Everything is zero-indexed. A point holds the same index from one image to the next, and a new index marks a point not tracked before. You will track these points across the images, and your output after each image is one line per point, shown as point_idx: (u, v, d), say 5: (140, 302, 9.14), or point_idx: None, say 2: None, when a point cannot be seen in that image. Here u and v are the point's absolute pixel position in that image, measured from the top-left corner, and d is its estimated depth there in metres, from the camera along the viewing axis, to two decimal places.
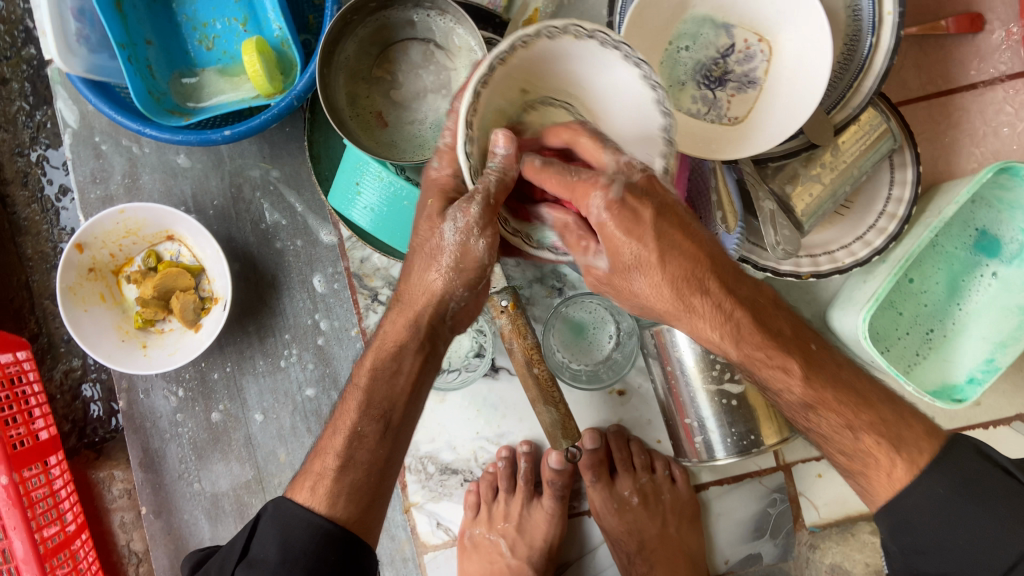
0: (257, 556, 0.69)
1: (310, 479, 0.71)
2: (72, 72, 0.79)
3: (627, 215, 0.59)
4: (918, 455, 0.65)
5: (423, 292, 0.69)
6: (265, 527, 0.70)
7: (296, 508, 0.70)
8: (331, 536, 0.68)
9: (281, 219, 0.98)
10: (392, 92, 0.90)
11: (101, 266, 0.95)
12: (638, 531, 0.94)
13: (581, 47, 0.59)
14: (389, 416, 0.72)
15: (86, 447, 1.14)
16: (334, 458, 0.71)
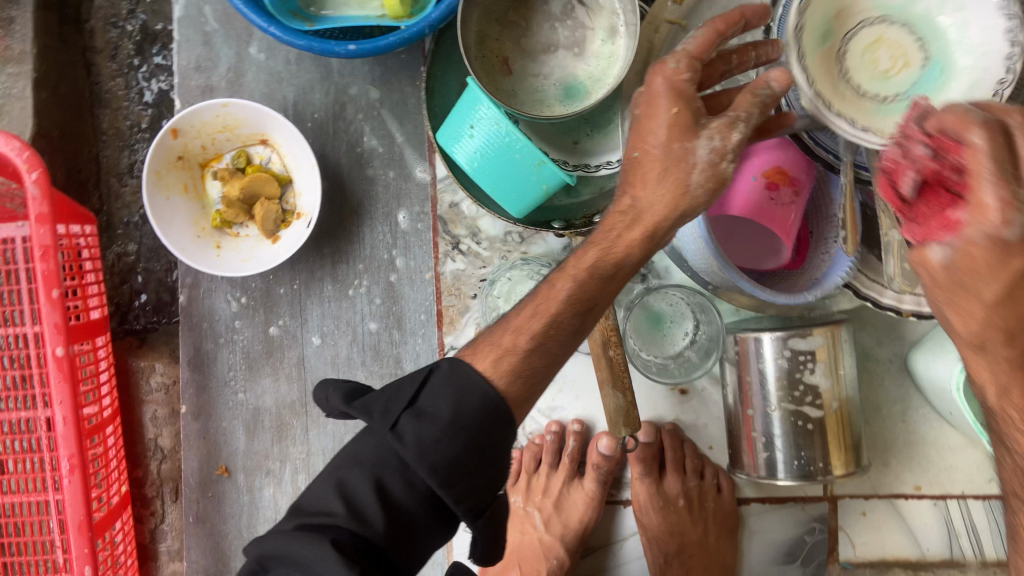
0: (425, 409, 0.57)
1: (494, 350, 0.61)
2: None
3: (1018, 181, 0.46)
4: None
5: (666, 199, 0.61)
6: (436, 382, 0.59)
7: (474, 372, 0.59)
8: (498, 412, 0.58)
9: (378, 146, 0.95)
10: (522, 40, 0.87)
11: (190, 156, 0.93)
12: (679, 533, 0.92)
13: (877, 26, 0.64)
14: (588, 316, 0.63)
15: (129, 334, 1.13)
16: (525, 337, 0.61)
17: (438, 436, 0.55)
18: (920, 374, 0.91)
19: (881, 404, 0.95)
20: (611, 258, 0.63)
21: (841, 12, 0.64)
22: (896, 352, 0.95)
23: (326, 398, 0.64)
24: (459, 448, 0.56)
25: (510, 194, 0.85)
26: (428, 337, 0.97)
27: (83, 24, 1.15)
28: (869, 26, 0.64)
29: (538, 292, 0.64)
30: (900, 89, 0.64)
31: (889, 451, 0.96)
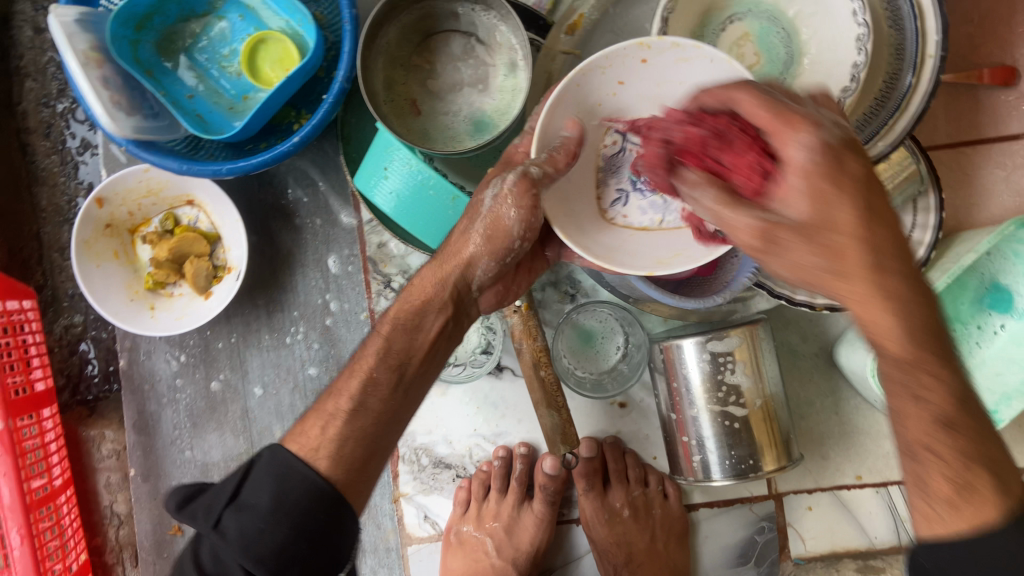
0: (247, 501, 0.62)
1: (322, 418, 0.69)
2: (118, 127, 0.82)
3: (832, 162, 0.52)
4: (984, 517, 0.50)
5: (454, 258, 0.73)
6: (258, 474, 0.63)
7: (295, 459, 0.64)
8: (322, 495, 0.63)
9: (303, 196, 0.97)
10: (428, 82, 0.91)
11: (118, 224, 0.96)
12: (627, 543, 0.94)
13: (742, 34, 0.79)
14: (403, 369, 0.72)
15: (78, 405, 1.11)
16: (346, 400, 0.70)
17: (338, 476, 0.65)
18: (843, 366, 0.93)
19: (813, 399, 0.98)
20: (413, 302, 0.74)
21: (713, 11, 0.78)
22: (823, 345, 0.97)
23: (166, 505, 0.68)
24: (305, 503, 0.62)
25: (428, 229, 0.87)
26: None
27: (14, 107, 1.12)
28: (735, 24, 0.78)
29: (354, 362, 0.73)
30: None
31: (825, 444, 0.98)
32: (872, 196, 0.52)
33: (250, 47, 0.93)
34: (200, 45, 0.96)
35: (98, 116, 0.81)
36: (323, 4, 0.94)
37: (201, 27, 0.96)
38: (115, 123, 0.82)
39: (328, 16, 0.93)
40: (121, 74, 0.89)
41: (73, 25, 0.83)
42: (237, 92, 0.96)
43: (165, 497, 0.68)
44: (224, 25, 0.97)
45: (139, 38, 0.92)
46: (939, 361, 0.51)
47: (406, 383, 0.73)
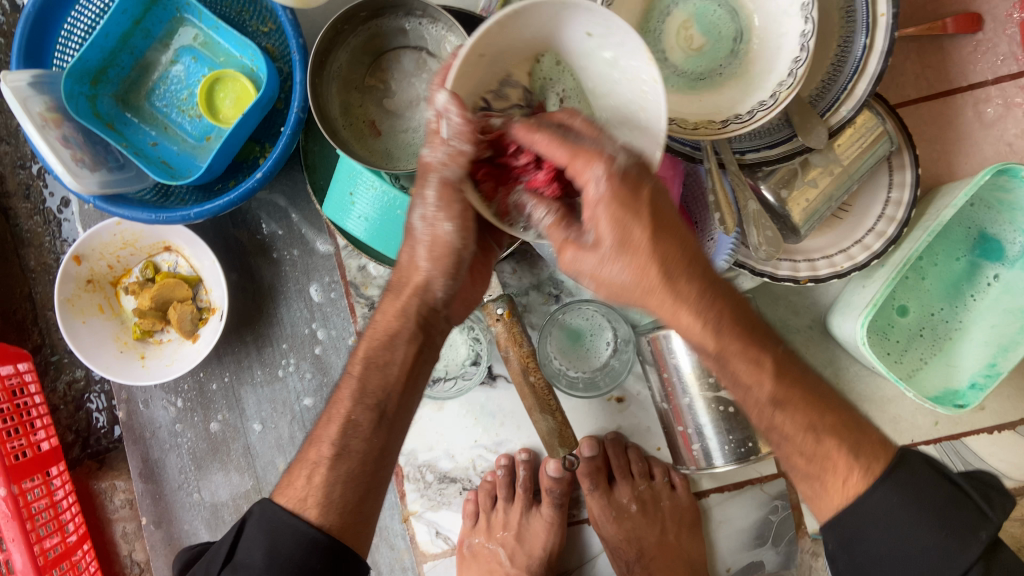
0: (242, 561, 0.65)
1: (306, 467, 0.69)
2: (84, 186, 0.82)
3: (627, 189, 0.55)
4: (873, 461, 0.62)
5: (408, 283, 0.69)
6: (252, 532, 0.66)
7: (284, 514, 0.66)
8: (319, 545, 0.65)
9: (278, 229, 0.97)
10: (385, 101, 0.91)
11: (99, 278, 0.97)
12: (637, 538, 0.94)
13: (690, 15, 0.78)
14: (384, 405, 0.70)
15: (89, 457, 1.11)
16: (328, 446, 0.69)
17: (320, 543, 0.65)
18: (836, 335, 0.91)
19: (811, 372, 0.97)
20: (381, 338, 0.70)
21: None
22: (816, 317, 0.96)
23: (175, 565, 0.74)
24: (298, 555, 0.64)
25: (403, 249, 0.85)
26: None
27: None
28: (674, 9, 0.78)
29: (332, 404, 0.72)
30: (707, 66, 0.78)
31: None
32: (661, 217, 0.56)
33: (206, 87, 0.93)
34: (158, 92, 0.97)
35: (60, 176, 0.81)
36: (274, 36, 0.94)
37: (158, 74, 0.97)
38: (79, 181, 0.82)
39: (279, 47, 0.94)
40: (82, 131, 0.89)
41: (27, 89, 0.83)
42: (200, 134, 0.96)
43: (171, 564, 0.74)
44: (179, 69, 0.96)
45: (97, 92, 0.93)
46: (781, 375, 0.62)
47: (390, 419, 0.71)
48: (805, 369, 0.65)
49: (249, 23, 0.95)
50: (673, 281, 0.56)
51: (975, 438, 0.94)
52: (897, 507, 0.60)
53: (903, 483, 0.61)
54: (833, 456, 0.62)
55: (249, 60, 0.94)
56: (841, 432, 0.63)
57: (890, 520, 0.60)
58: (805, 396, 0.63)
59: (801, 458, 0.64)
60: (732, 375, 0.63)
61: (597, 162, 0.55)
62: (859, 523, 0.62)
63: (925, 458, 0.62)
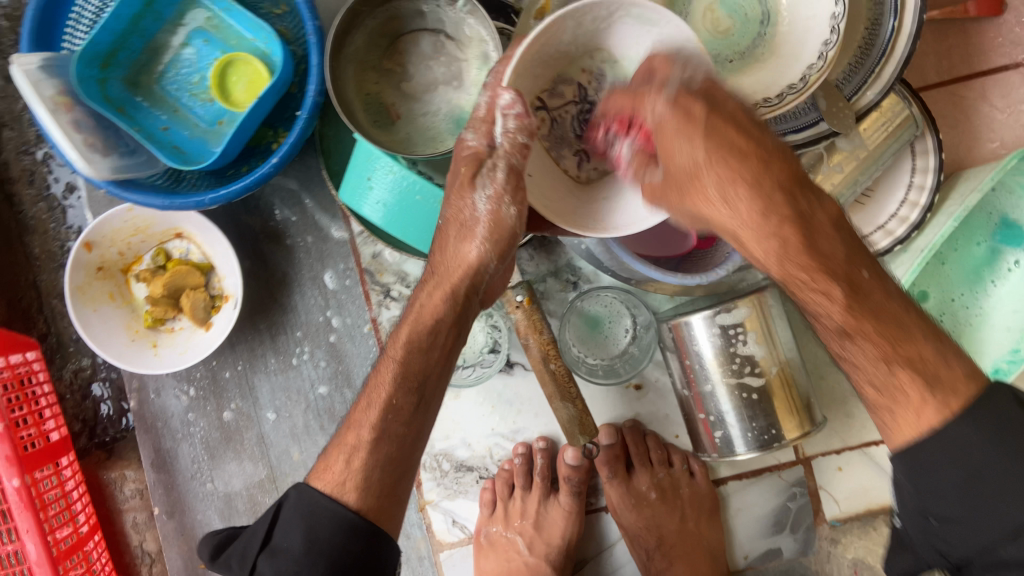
0: (280, 545, 0.63)
1: (343, 450, 0.67)
2: (98, 172, 0.81)
3: (682, 114, 0.60)
4: (950, 395, 0.56)
5: (458, 265, 0.70)
6: (288, 516, 0.64)
7: (319, 495, 0.64)
8: (356, 529, 0.63)
9: (291, 215, 0.96)
10: (401, 84, 0.89)
11: (110, 265, 0.95)
12: (657, 526, 0.94)
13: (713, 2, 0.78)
14: (423, 389, 0.69)
15: (97, 447, 1.10)
16: (368, 430, 0.67)
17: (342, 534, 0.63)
18: None
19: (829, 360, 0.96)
20: (426, 322, 0.69)
21: None
22: None
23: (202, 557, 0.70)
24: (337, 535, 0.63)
25: (424, 237, 0.84)
26: None
27: None
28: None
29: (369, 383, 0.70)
30: (732, 51, 0.77)
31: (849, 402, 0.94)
32: (720, 118, 0.59)
33: (219, 70, 0.91)
34: (168, 75, 0.95)
35: (73, 161, 0.79)
36: (287, 19, 0.92)
37: (168, 57, 0.95)
38: (92, 165, 0.81)
39: (293, 30, 0.92)
40: (93, 115, 0.87)
41: (38, 72, 0.81)
42: (211, 118, 0.95)
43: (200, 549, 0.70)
44: (190, 52, 0.95)
45: (107, 76, 0.91)
46: (830, 273, 0.58)
47: (427, 400, 0.70)
48: (906, 306, 0.59)
49: (262, 6, 0.93)
50: (727, 197, 0.59)
51: None
52: (976, 440, 0.54)
53: (982, 418, 0.55)
54: (907, 387, 0.57)
55: (263, 43, 0.92)
56: (918, 365, 0.57)
57: (968, 455, 0.54)
58: (881, 326, 0.58)
59: (872, 390, 0.60)
60: (803, 302, 0.61)
61: (653, 95, 0.61)
62: (932, 454, 0.56)
63: (1014, 394, 0.55)
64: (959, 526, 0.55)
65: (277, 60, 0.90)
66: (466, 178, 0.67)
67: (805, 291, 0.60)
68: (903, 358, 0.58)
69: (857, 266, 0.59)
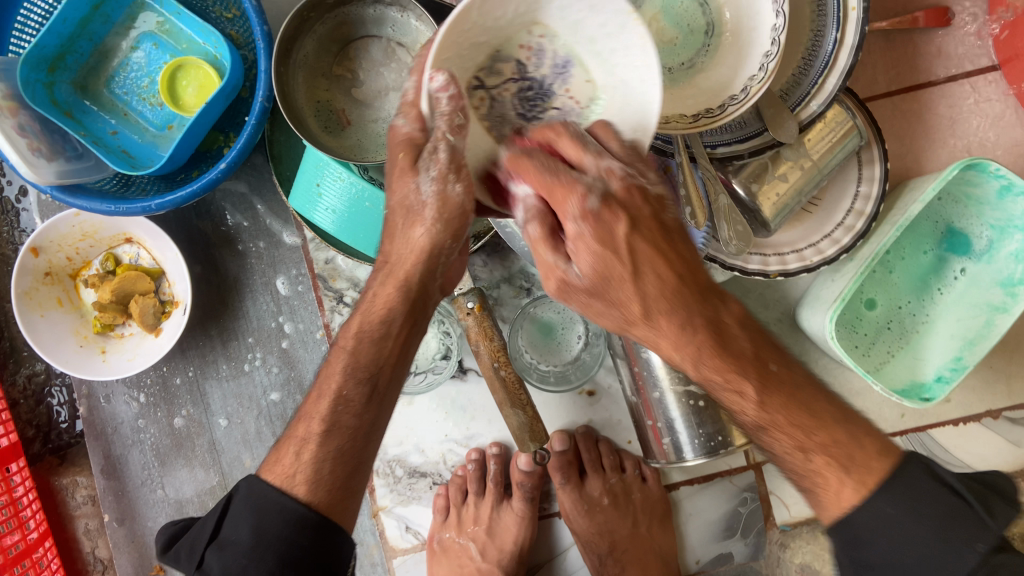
0: (229, 538, 0.63)
1: (294, 444, 0.67)
2: (42, 179, 0.80)
3: (602, 227, 0.56)
4: (865, 474, 0.59)
5: (410, 251, 0.65)
6: (237, 508, 0.65)
7: (270, 490, 0.64)
8: (305, 521, 0.63)
9: (242, 221, 0.95)
10: (352, 90, 0.89)
11: (58, 270, 0.94)
12: (609, 531, 0.94)
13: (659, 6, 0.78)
14: (376, 380, 0.68)
15: (50, 453, 1.07)
16: (318, 422, 0.66)
17: (287, 529, 0.62)
18: (806, 329, 0.91)
19: None
20: (376, 314, 0.67)
21: None
22: (785, 311, 0.96)
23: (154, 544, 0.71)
24: (284, 527, 0.62)
25: (371, 243, 0.83)
26: None
27: None
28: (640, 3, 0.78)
29: (322, 373, 0.70)
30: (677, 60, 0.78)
31: None
32: (639, 237, 0.57)
33: (168, 74, 0.91)
34: (117, 79, 0.94)
35: (15, 166, 0.78)
36: (238, 23, 0.91)
37: (118, 60, 0.94)
38: (35, 171, 0.80)
39: (244, 35, 0.91)
40: (38, 120, 0.87)
41: None
42: (161, 123, 0.94)
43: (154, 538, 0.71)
44: (139, 55, 0.94)
45: (54, 79, 0.90)
46: (740, 371, 0.59)
47: (381, 392, 0.69)
48: (808, 387, 0.62)
49: (212, 9, 0.92)
50: (650, 318, 0.58)
51: (941, 430, 0.96)
52: (897, 516, 0.57)
53: (904, 488, 0.58)
54: (826, 473, 0.60)
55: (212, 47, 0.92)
56: (834, 450, 0.60)
57: (888, 532, 0.57)
58: (793, 413, 0.60)
59: (801, 454, 0.60)
60: (718, 399, 0.62)
61: (574, 197, 0.56)
62: (869, 528, 0.58)
63: (924, 467, 0.59)
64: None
65: (226, 64, 0.89)
66: (408, 163, 0.61)
67: (718, 387, 0.60)
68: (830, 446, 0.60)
69: (765, 361, 0.60)
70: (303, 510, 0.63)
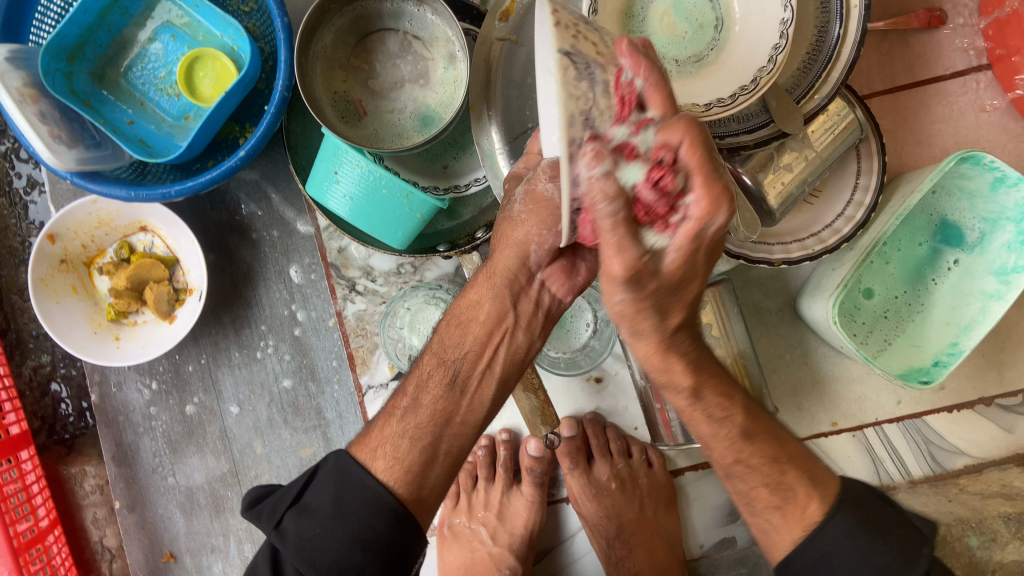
0: (309, 504, 0.66)
1: (385, 419, 0.72)
2: (65, 164, 0.82)
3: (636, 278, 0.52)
4: (825, 489, 0.68)
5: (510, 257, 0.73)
6: (322, 479, 0.68)
7: (355, 467, 0.67)
8: (386, 508, 0.66)
9: (257, 210, 0.96)
10: (369, 81, 0.91)
11: (73, 258, 0.95)
12: (616, 515, 0.96)
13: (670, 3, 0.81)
14: (456, 375, 0.73)
15: (57, 443, 1.07)
16: (405, 400, 0.72)
17: (361, 503, 0.66)
18: (807, 318, 0.94)
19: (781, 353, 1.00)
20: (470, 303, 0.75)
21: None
22: (787, 300, 0.99)
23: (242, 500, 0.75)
24: (362, 500, 0.66)
25: (389, 229, 0.85)
26: (345, 382, 0.98)
27: None
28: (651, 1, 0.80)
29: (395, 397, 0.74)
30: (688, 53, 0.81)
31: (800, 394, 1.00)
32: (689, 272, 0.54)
33: (186, 65, 0.92)
34: (133, 70, 0.95)
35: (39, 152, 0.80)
36: (255, 16, 0.94)
37: (135, 51, 0.95)
38: (57, 156, 0.81)
39: (261, 27, 0.93)
40: (58, 107, 0.88)
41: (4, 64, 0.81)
42: (178, 113, 0.95)
43: (240, 499, 0.74)
44: (156, 47, 0.95)
45: (73, 69, 0.91)
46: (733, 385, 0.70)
47: (463, 382, 0.73)
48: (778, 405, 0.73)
49: (231, 3, 0.94)
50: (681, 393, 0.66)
51: (936, 416, 0.99)
52: (853, 534, 0.65)
53: (856, 508, 0.67)
54: (795, 488, 0.68)
55: (230, 39, 0.94)
56: (801, 464, 0.69)
57: (846, 553, 0.64)
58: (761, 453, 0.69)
59: (766, 490, 0.68)
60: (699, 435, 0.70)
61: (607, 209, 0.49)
62: (813, 557, 0.66)
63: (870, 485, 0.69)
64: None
65: (245, 56, 0.92)
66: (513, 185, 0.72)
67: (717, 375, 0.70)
68: (768, 481, 0.68)
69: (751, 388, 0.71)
70: (385, 490, 0.66)
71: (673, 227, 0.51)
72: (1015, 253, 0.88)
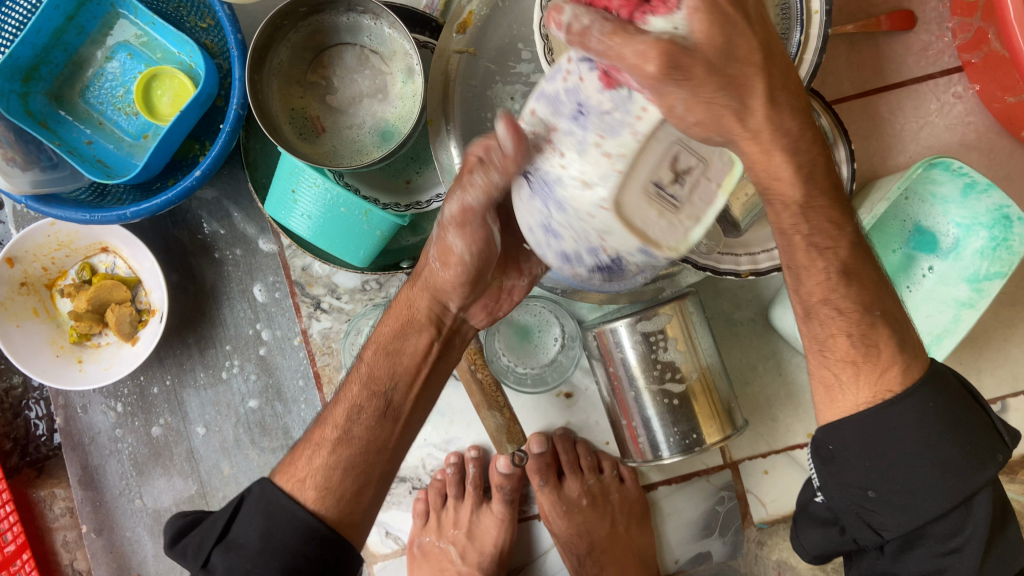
0: (236, 540, 0.65)
1: (308, 448, 0.70)
2: (16, 189, 0.80)
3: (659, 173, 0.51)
4: (913, 362, 0.65)
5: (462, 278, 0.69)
6: (247, 511, 0.67)
7: (282, 497, 0.66)
8: (318, 535, 0.65)
9: (219, 229, 0.95)
10: (327, 97, 0.90)
11: (34, 280, 0.94)
12: (588, 532, 0.94)
13: None
14: (391, 395, 0.71)
15: (28, 466, 1.06)
16: (333, 428, 0.70)
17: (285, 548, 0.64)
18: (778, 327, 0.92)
19: (754, 364, 0.96)
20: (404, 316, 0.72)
21: None
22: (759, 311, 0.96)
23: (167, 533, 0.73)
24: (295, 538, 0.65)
25: (346, 248, 0.84)
26: (311, 401, 0.97)
27: None
28: None
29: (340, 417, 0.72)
30: None
31: (773, 405, 0.96)
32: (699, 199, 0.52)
33: (143, 84, 0.91)
34: (91, 89, 0.94)
35: None
36: (213, 32, 0.92)
37: (92, 70, 0.94)
38: (9, 180, 0.80)
39: (218, 44, 0.92)
40: (12, 130, 0.87)
41: None
42: (137, 132, 0.94)
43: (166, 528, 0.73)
44: (114, 65, 0.94)
45: (28, 90, 0.91)
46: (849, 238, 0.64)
47: (397, 410, 0.72)
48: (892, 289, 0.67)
49: (187, 19, 0.93)
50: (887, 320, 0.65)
51: None
52: (929, 417, 0.62)
53: (939, 391, 0.63)
54: (882, 344, 0.65)
55: (186, 56, 0.92)
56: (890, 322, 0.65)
57: (915, 432, 0.62)
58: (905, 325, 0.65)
59: (848, 339, 0.65)
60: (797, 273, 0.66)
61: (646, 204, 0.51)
62: (882, 430, 0.63)
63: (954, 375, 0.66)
64: (895, 502, 0.63)
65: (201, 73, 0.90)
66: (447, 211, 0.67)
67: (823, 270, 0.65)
68: (855, 329, 0.65)
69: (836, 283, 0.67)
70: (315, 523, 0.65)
71: (678, 4, 0.48)
72: (988, 260, 0.87)
